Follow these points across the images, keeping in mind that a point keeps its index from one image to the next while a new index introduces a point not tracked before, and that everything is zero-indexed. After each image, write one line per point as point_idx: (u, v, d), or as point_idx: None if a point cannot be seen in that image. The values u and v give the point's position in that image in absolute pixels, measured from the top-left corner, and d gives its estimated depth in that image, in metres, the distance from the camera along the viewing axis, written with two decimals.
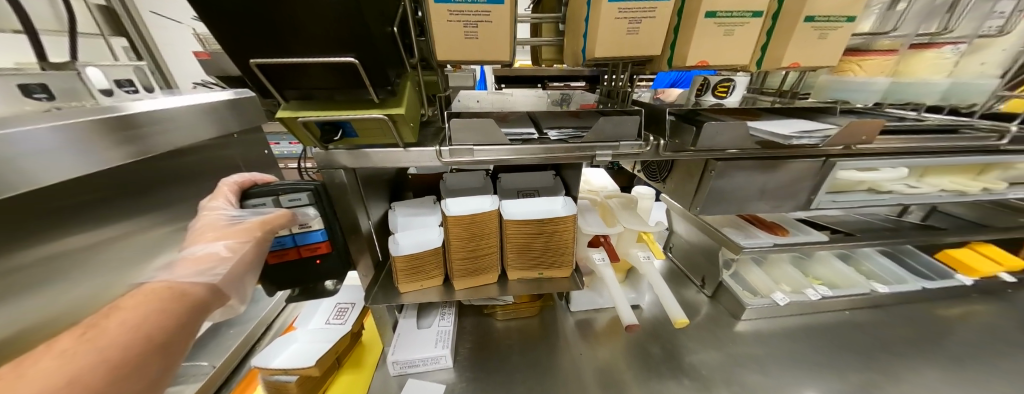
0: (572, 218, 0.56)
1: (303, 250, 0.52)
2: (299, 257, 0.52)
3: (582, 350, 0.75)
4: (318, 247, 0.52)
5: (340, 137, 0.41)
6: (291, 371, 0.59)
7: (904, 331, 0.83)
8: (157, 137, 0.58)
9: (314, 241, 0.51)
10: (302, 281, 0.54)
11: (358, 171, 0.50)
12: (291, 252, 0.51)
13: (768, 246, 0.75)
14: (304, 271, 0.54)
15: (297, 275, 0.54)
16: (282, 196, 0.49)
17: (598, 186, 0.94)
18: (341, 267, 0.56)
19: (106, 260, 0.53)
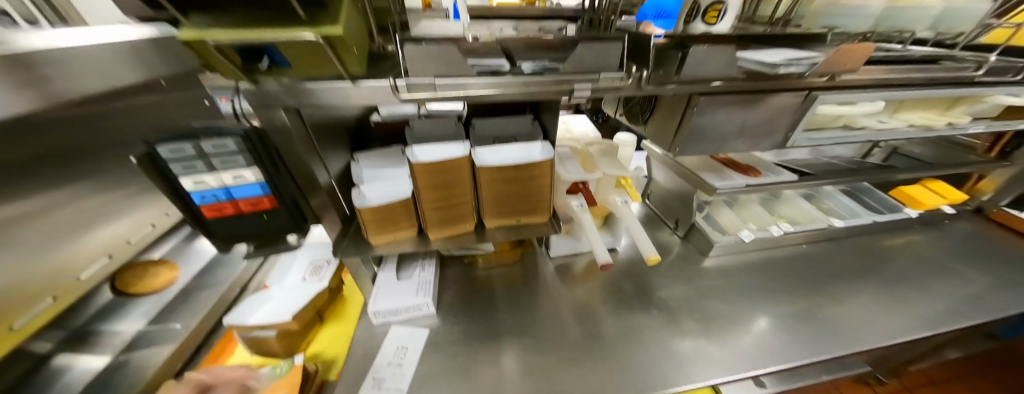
0: (549, 163, 0.52)
1: (244, 203, 0.45)
2: (241, 211, 0.46)
3: (561, 291, 0.79)
4: (261, 201, 0.46)
5: (267, 65, 0.35)
6: (269, 326, 0.58)
7: (850, 260, 0.91)
8: (59, 82, 0.49)
9: (254, 195, 0.45)
10: (257, 235, 0.50)
11: (305, 114, 0.44)
12: (229, 206, 0.45)
13: (741, 186, 0.77)
14: (253, 226, 0.49)
15: (244, 229, 0.49)
16: (199, 142, 0.39)
17: (579, 133, 0.90)
18: (295, 222, 0.51)
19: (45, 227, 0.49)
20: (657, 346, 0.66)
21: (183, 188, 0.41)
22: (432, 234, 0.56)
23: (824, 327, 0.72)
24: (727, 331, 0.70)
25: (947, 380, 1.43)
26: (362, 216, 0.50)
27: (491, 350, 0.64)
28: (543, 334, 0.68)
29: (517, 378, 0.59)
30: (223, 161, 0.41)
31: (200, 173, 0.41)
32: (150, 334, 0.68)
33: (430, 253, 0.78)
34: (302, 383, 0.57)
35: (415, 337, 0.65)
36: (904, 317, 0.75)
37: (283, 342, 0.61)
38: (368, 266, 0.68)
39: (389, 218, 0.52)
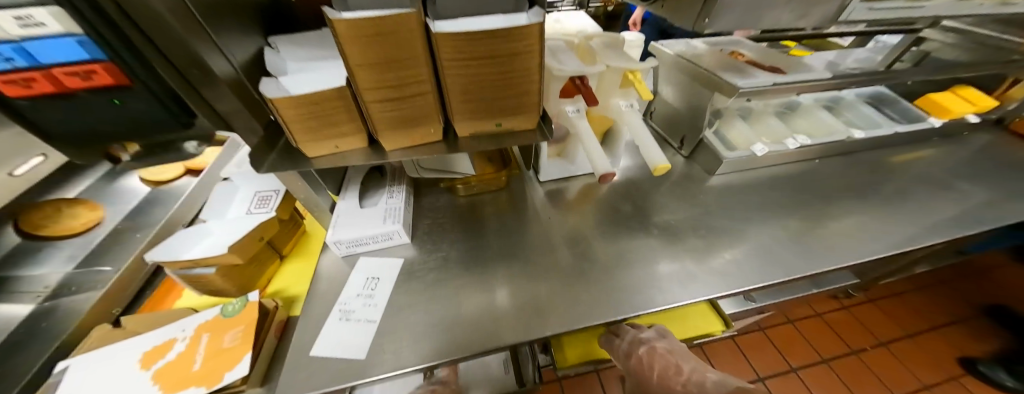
0: (540, 32, 0.36)
1: (64, 75, 0.31)
2: (64, 85, 0.32)
3: (551, 216, 0.71)
4: (96, 74, 0.32)
5: None
6: (204, 262, 0.49)
7: (863, 175, 0.85)
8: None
9: (76, 60, 0.30)
10: (117, 129, 0.38)
11: None
12: (41, 76, 0.31)
13: (768, 85, 0.64)
14: (103, 115, 0.36)
15: (87, 116, 0.36)
16: None
17: (575, 29, 0.72)
18: (177, 125, 0.41)
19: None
20: (655, 265, 0.60)
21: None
22: (387, 143, 0.44)
23: (830, 239, 0.67)
24: (730, 247, 0.64)
25: (911, 291, 1.52)
26: (282, 115, 0.37)
27: (474, 276, 0.58)
28: (532, 259, 0.61)
29: (503, 303, 0.54)
30: (22, 23, 0.27)
31: None
32: (76, 279, 0.61)
33: (400, 178, 0.66)
34: (260, 321, 0.51)
35: (387, 268, 0.57)
36: (913, 226, 0.71)
37: (230, 279, 0.52)
38: (322, 193, 0.57)
39: (323, 120, 0.39)
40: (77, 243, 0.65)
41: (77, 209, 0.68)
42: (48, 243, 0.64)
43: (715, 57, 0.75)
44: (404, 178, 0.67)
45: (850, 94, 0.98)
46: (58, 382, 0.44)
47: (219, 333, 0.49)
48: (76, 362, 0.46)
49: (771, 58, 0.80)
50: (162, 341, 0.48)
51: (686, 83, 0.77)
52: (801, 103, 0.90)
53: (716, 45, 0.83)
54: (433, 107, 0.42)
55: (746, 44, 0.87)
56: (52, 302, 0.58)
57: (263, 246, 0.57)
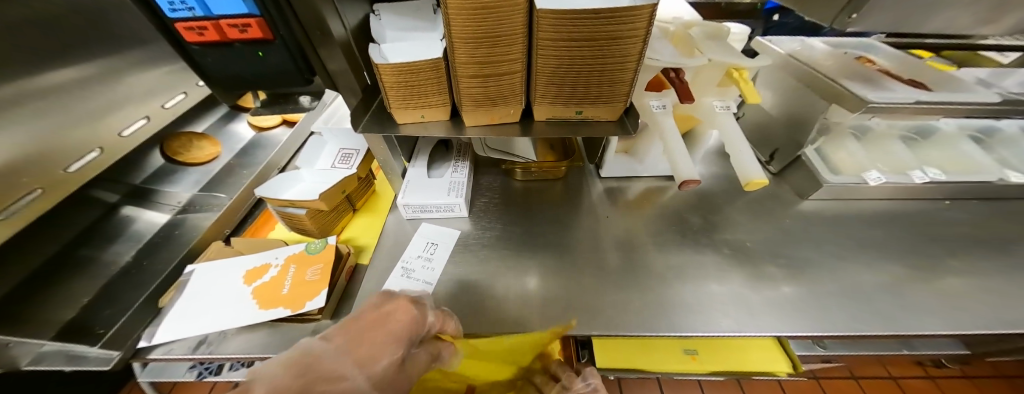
0: (648, 16, 0.33)
1: (227, 26, 0.33)
2: (227, 39, 0.34)
3: (608, 215, 0.68)
4: (247, 26, 0.33)
5: None
6: (298, 204, 0.56)
7: (1008, 227, 0.69)
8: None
9: (237, 14, 0.32)
10: (256, 83, 0.40)
11: None
12: (209, 27, 0.32)
13: (909, 103, 0.53)
14: (243, 72, 0.38)
15: (230, 74, 0.38)
16: None
17: (668, 15, 0.65)
18: (297, 77, 0.40)
19: (76, 99, 0.54)
20: (721, 287, 0.55)
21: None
22: (468, 119, 0.46)
23: (951, 298, 0.56)
24: (808, 281, 0.57)
25: None
26: (383, 81, 0.39)
27: (523, 260, 0.58)
28: (581, 256, 0.60)
29: (549, 293, 0.54)
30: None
31: None
32: (200, 200, 0.74)
33: (466, 154, 0.68)
34: (335, 262, 0.57)
35: (445, 236, 0.61)
36: None
37: (315, 222, 0.59)
38: (398, 158, 0.60)
39: (415, 89, 0.41)
40: (200, 172, 0.78)
41: (203, 143, 0.80)
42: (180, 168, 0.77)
43: (836, 62, 0.64)
44: (470, 155, 0.69)
45: (1012, 125, 0.78)
46: (187, 281, 0.55)
47: (303, 266, 0.55)
48: (199, 268, 0.57)
49: (910, 70, 0.66)
50: (260, 264, 0.57)
51: (792, 89, 0.67)
52: (938, 129, 0.74)
53: (839, 47, 0.70)
54: (519, 88, 0.42)
55: (880, 50, 0.71)
56: (183, 215, 0.71)
57: (344, 198, 0.63)
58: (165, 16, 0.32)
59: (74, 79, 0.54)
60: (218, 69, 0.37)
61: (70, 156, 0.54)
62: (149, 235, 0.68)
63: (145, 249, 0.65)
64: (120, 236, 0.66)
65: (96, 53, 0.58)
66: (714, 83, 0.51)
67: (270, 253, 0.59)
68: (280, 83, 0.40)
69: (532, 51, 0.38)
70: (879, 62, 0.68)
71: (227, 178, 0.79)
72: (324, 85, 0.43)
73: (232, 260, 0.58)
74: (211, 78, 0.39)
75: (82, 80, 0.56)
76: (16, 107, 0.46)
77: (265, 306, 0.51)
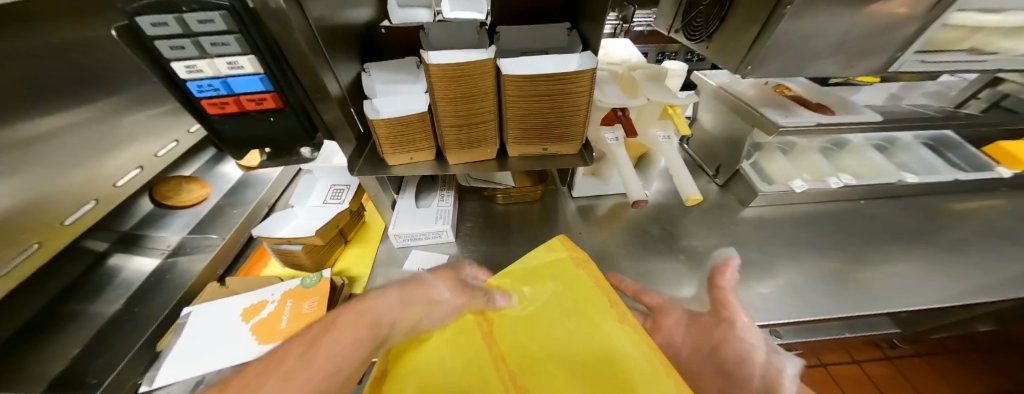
0: (589, 77, 0.43)
1: (246, 100, 0.40)
2: (245, 111, 0.41)
3: (581, 231, 0.75)
4: (263, 99, 0.40)
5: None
6: (294, 240, 0.60)
7: (912, 220, 0.82)
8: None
9: (255, 90, 0.39)
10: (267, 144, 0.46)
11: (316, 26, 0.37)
12: (231, 103, 0.39)
13: (810, 126, 0.65)
14: (256, 137, 0.44)
15: (245, 139, 0.44)
16: (199, 34, 0.33)
17: (619, 57, 0.76)
18: (302, 134, 0.46)
19: (74, 145, 0.56)
20: (680, 290, 0.63)
21: (162, 55, 0.34)
22: (451, 159, 0.53)
23: (869, 285, 0.66)
24: (753, 279, 0.66)
25: (965, 351, 1.37)
26: (378, 132, 0.46)
27: None
28: None
29: None
30: (212, 43, 0.34)
31: (191, 57, 0.35)
32: (191, 242, 0.76)
33: (450, 184, 0.75)
34: (331, 293, 0.60)
35: (434, 261, 0.66)
36: (963, 281, 0.68)
37: (310, 256, 0.63)
38: (387, 192, 0.66)
39: (405, 138, 0.48)
40: (189, 214, 0.80)
41: (192, 185, 0.82)
42: (169, 212, 0.78)
43: (757, 91, 0.77)
44: (453, 185, 0.75)
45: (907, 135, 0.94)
46: (184, 323, 0.57)
47: (300, 300, 0.59)
48: (195, 310, 0.59)
49: (818, 95, 0.80)
50: (257, 301, 0.60)
51: (726, 114, 0.79)
52: (850, 141, 0.89)
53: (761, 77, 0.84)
54: (494, 132, 0.50)
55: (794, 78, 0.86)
56: (173, 258, 0.73)
57: (336, 232, 0.67)
58: (193, 97, 0.38)
59: (69, 125, 0.56)
60: (233, 136, 0.43)
61: (64, 209, 0.56)
62: (139, 281, 0.69)
63: (135, 295, 0.66)
64: (108, 284, 0.67)
65: (100, 98, 0.61)
66: (656, 117, 0.62)
67: (267, 289, 0.62)
68: (288, 141, 0.47)
69: (502, 104, 0.47)
70: (794, 89, 0.81)
71: (217, 219, 0.81)
72: (325, 137, 0.49)
73: (228, 299, 0.60)
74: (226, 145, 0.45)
75: (78, 124, 0.58)
76: (21, 165, 0.49)
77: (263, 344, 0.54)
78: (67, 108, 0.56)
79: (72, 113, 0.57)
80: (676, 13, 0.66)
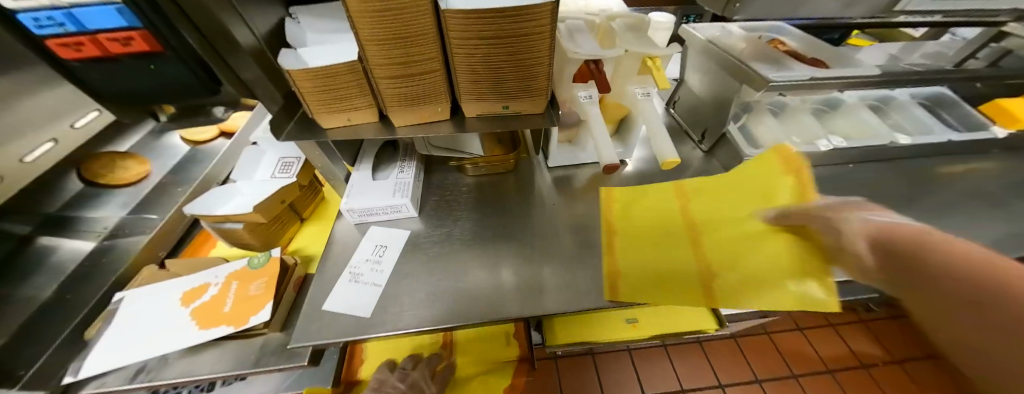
0: (550, 14, 0.36)
1: (107, 41, 0.34)
2: (110, 53, 0.35)
3: (555, 202, 0.70)
4: (131, 40, 0.34)
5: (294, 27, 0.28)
6: (233, 218, 0.54)
7: (901, 185, 0.78)
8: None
9: (116, 27, 0.33)
10: (154, 95, 0.41)
11: None
12: (87, 43, 0.34)
13: (803, 80, 0.59)
14: (139, 84, 0.39)
15: (122, 86, 0.39)
16: None
17: (599, 7, 0.68)
18: (196, 87, 0.41)
19: None
20: None
21: None
22: (397, 119, 0.46)
23: None
24: None
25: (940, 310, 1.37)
26: (300, 87, 0.39)
27: (474, 254, 0.60)
28: (531, 243, 0.62)
29: (514, 286, 0.55)
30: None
31: None
32: (130, 224, 0.69)
33: (412, 154, 0.68)
34: (280, 274, 0.55)
35: (395, 238, 0.61)
36: None
37: (255, 235, 0.58)
38: (339, 164, 0.60)
39: (336, 93, 0.41)
40: (128, 193, 0.72)
41: (128, 161, 0.73)
42: (99, 191, 0.70)
43: (750, 45, 0.69)
44: (416, 155, 0.69)
45: (904, 94, 0.88)
46: (116, 311, 0.52)
47: (246, 281, 0.54)
48: (128, 295, 0.54)
49: (814, 50, 0.73)
50: (198, 284, 0.55)
51: (715, 72, 0.72)
52: (844, 101, 0.83)
53: (756, 31, 0.76)
54: (442, 87, 0.43)
55: (791, 32, 0.78)
56: (111, 241, 0.66)
57: (284, 208, 0.62)
58: (37, 33, 0.33)
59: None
60: (105, 82, 0.38)
61: None
62: (72, 266, 0.63)
63: (66, 282, 0.60)
64: (39, 268, 0.61)
65: None
66: (634, 72, 0.55)
67: (211, 270, 0.57)
68: (183, 94, 0.42)
69: (448, 50, 0.39)
70: (790, 44, 0.74)
71: (163, 199, 0.74)
72: (235, 92, 0.43)
73: (167, 282, 0.55)
74: (101, 92, 0.40)
75: None
76: None
77: (202, 329, 0.49)
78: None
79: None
80: None
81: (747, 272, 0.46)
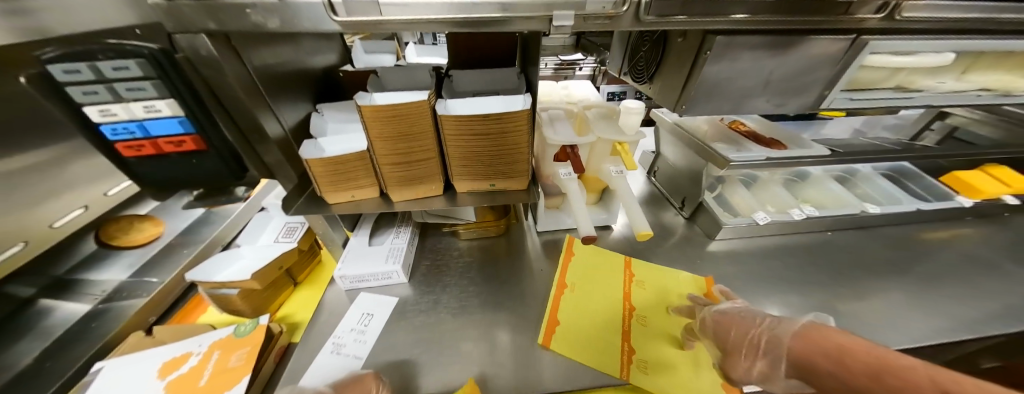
0: (527, 117, 0.43)
1: (164, 143, 0.41)
2: (163, 152, 0.42)
3: (543, 267, 0.72)
4: (182, 141, 0.42)
5: (399, 178, 0.48)
6: (229, 284, 0.57)
7: (883, 252, 0.80)
8: (46, 17, 0.50)
9: (173, 133, 0.41)
10: (190, 182, 0.46)
11: (252, 66, 0.40)
12: (146, 145, 0.41)
13: (761, 160, 0.66)
14: (179, 173, 0.45)
15: (160, 176, 0.44)
16: (114, 82, 0.36)
17: (579, 97, 0.79)
18: (228, 173, 0.47)
19: (21, 184, 0.54)
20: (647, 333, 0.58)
21: (75, 100, 0.36)
22: (395, 196, 0.52)
23: (845, 324, 0.63)
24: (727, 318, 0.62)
25: None
26: (314, 172, 0.46)
27: (460, 322, 0.60)
28: (518, 310, 0.62)
29: (498, 359, 0.54)
30: (128, 88, 0.37)
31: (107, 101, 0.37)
32: (129, 286, 0.71)
33: (409, 220, 0.73)
34: (264, 343, 0.55)
35: (383, 305, 0.62)
36: (942, 317, 0.65)
37: (247, 301, 0.59)
38: (339, 230, 0.65)
39: (344, 176, 0.47)
40: (136, 254, 0.75)
41: (144, 224, 0.77)
42: (110, 253, 0.73)
43: (712, 127, 0.79)
44: (411, 221, 0.74)
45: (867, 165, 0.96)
46: (90, 382, 0.51)
47: (228, 351, 0.53)
48: (108, 364, 0.53)
49: (771, 130, 0.82)
50: (180, 354, 0.55)
51: (684, 149, 0.81)
52: (811, 172, 0.90)
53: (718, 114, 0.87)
54: (437, 171, 0.50)
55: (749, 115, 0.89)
56: (105, 305, 0.67)
57: (280, 273, 0.64)
58: (108, 140, 0.40)
59: (32, 165, 0.55)
60: (150, 175, 0.44)
61: None
62: (61, 330, 0.63)
63: (51, 348, 0.60)
64: (28, 333, 0.60)
65: (71, 135, 0.60)
66: (608, 153, 0.63)
67: (197, 339, 0.57)
68: (215, 181, 0.47)
69: (443, 143, 0.47)
70: (749, 125, 0.84)
71: (167, 261, 0.76)
72: (259, 174, 0.49)
73: (152, 352, 0.55)
74: (146, 183, 0.45)
75: (41, 164, 0.56)
76: None
77: None
78: (41, 147, 0.56)
79: (41, 155, 0.56)
80: (623, 58, 0.71)
81: (683, 375, 0.52)
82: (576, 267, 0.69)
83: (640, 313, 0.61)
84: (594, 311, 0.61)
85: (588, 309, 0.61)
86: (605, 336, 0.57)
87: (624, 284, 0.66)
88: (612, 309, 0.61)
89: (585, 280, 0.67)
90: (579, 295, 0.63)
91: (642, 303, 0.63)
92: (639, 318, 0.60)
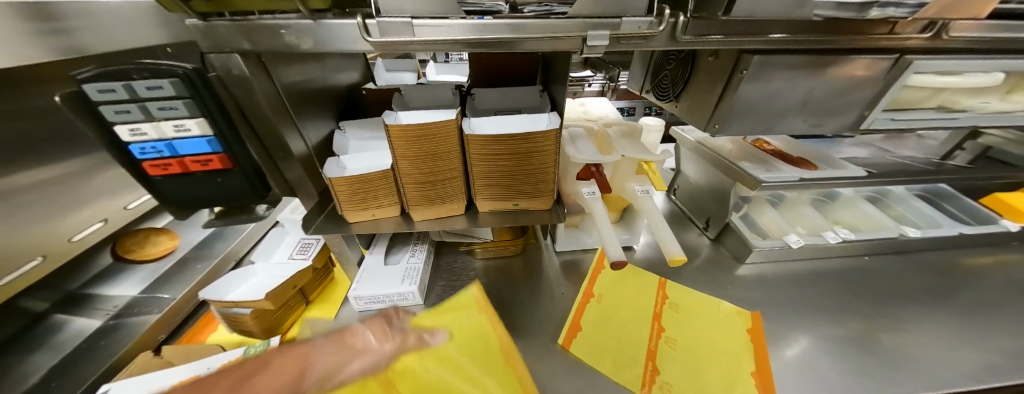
0: (556, 136, 0.42)
1: (191, 162, 0.41)
2: (189, 170, 0.42)
3: (564, 290, 0.68)
4: (210, 161, 0.41)
5: (421, 198, 0.47)
6: (242, 304, 0.54)
7: (925, 279, 0.75)
8: (83, 35, 0.52)
9: (202, 152, 0.40)
10: (212, 200, 0.46)
11: (283, 85, 0.40)
12: (173, 164, 0.40)
13: (793, 180, 0.63)
14: (201, 191, 0.44)
15: (185, 194, 0.44)
16: (147, 101, 0.36)
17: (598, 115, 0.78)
18: (250, 191, 0.47)
19: (45, 198, 0.54)
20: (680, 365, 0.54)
21: (107, 119, 0.36)
22: (416, 216, 0.50)
23: (895, 359, 0.57)
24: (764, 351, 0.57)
25: None
26: (336, 191, 0.45)
27: None
28: (539, 336, 0.59)
29: None
30: (160, 108, 0.37)
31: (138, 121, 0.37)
32: (140, 303, 0.68)
33: (424, 239, 0.71)
34: None
35: None
36: (1002, 354, 0.59)
37: (258, 322, 0.57)
38: (354, 248, 0.63)
39: (365, 196, 0.46)
40: (150, 268, 0.74)
41: (159, 237, 0.78)
42: (124, 267, 0.73)
43: (736, 146, 0.77)
44: (427, 239, 0.72)
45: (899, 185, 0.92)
46: None
47: None
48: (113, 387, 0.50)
49: (797, 149, 0.80)
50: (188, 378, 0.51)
51: (707, 167, 0.78)
52: (840, 193, 0.87)
53: None
54: (460, 191, 0.48)
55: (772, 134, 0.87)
56: (116, 321, 0.64)
57: (293, 292, 0.62)
58: (135, 159, 0.40)
59: (55, 178, 0.56)
60: (175, 194, 0.44)
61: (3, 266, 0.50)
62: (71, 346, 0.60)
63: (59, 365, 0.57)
64: (39, 347, 0.58)
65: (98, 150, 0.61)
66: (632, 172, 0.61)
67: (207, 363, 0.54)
68: (237, 200, 0.47)
69: (468, 162, 0.46)
70: (773, 142, 0.82)
71: (182, 275, 0.74)
72: (281, 192, 0.49)
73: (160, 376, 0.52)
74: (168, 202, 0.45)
75: (66, 179, 0.57)
76: None
77: None
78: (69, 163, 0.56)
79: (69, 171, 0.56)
80: (644, 76, 0.70)
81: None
82: (607, 285, 0.65)
83: (670, 335, 0.57)
84: (619, 325, 0.58)
85: (612, 326, 0.58)
86: (627, 351, 0.54)
87: (656, 304, 0.62)
88: (639, 326, 0.58)
89: (616, 299, 0.63)
90: (604, 306, 0.61)
91: (673, 326, 0.58)
92: (670, 341, 0.55)
